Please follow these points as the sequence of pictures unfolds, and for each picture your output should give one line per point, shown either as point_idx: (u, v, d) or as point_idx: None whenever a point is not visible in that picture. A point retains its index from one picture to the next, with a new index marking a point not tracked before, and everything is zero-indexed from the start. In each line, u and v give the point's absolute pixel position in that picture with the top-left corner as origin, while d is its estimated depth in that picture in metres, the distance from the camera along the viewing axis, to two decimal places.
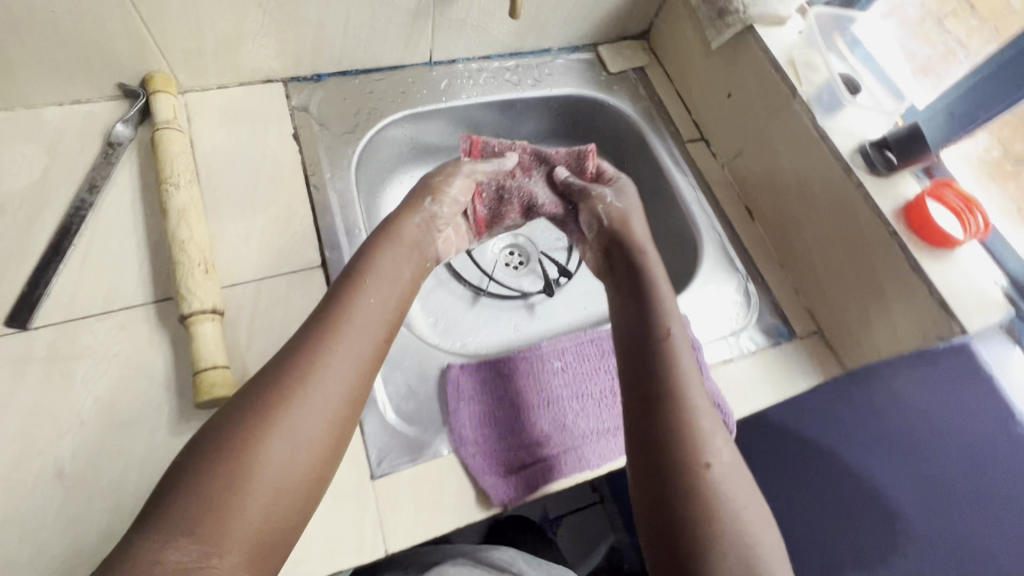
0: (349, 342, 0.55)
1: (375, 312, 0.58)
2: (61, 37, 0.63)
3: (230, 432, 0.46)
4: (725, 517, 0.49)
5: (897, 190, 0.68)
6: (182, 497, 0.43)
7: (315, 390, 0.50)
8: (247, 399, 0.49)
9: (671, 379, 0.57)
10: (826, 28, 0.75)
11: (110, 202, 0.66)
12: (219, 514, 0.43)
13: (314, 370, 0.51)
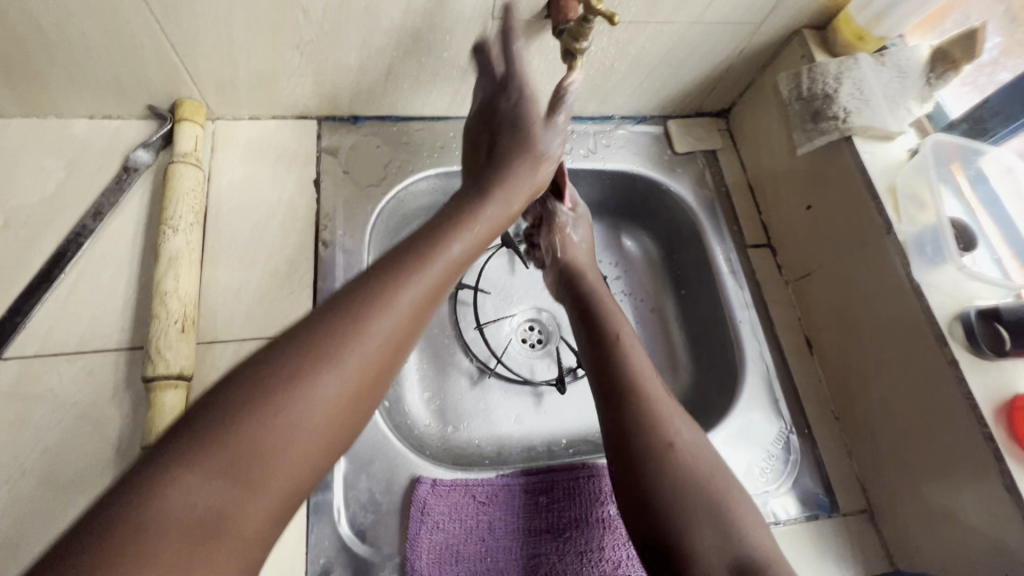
0: (406, 305, 0.43)
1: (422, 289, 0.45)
2: (90, 59, 0.60)
3: (231, 399, 0.35)
4: (700, 500, 0.47)
5: (999, 379, 0.55)
6: (134, 496, 0.31)
7: (353, 367, 0.39)
8: (292, 349, 0.38)
9: (625, 375, 0.56)
10: (945, 157, 0.62)
11: (113, 231, 0.63)
12: (169, 547, 0.31)
13: (351, 349, 0.39)
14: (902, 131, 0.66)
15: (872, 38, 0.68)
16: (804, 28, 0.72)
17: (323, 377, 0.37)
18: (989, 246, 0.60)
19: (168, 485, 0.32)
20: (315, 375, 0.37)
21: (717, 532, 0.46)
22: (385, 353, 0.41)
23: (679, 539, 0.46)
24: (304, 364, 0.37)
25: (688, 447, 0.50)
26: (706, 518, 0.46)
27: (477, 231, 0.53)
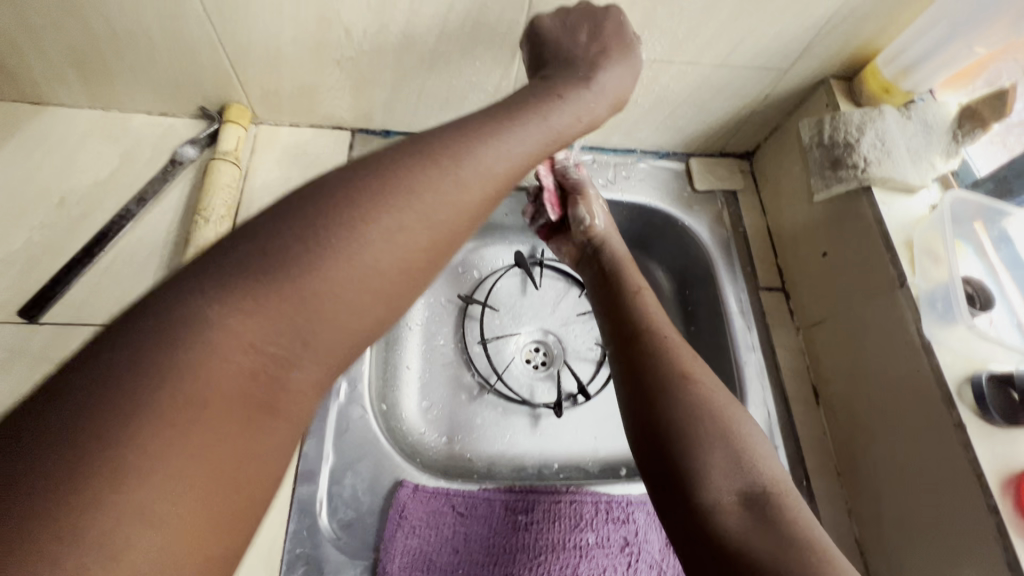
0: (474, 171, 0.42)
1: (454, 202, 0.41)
2: (154, 60, 0.66)
3: (281, 230, 0.34)
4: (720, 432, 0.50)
5: (1009, 449, 0.52)
6: (141, 355, 0.29)
7: (412, 215, 0.38)
8: (355, 180, 0.37)
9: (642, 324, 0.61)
10: (966, 215, 0.61)
11: (153, 217, 0.69)
12: (143, 427, 0.27)
13: (414, 198, 0.38)
14: (925, 185, 0.65)
15: (899, 91, 0.68)
16: (831, 78, 0.73)
17: (376, 224, 0.36)
18: (1009, 307, 0.57)
19: (160, 371, 0.29)
20: (318, 287, 0.34)
21: (725, 461, 0.49)
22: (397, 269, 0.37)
23: (688, 463, 0.49)
24: (319, 255, 0.34)
25: (703, 387, 0.54)
26: (714, 447, 0.49)
27: (550, 122, 0.50)
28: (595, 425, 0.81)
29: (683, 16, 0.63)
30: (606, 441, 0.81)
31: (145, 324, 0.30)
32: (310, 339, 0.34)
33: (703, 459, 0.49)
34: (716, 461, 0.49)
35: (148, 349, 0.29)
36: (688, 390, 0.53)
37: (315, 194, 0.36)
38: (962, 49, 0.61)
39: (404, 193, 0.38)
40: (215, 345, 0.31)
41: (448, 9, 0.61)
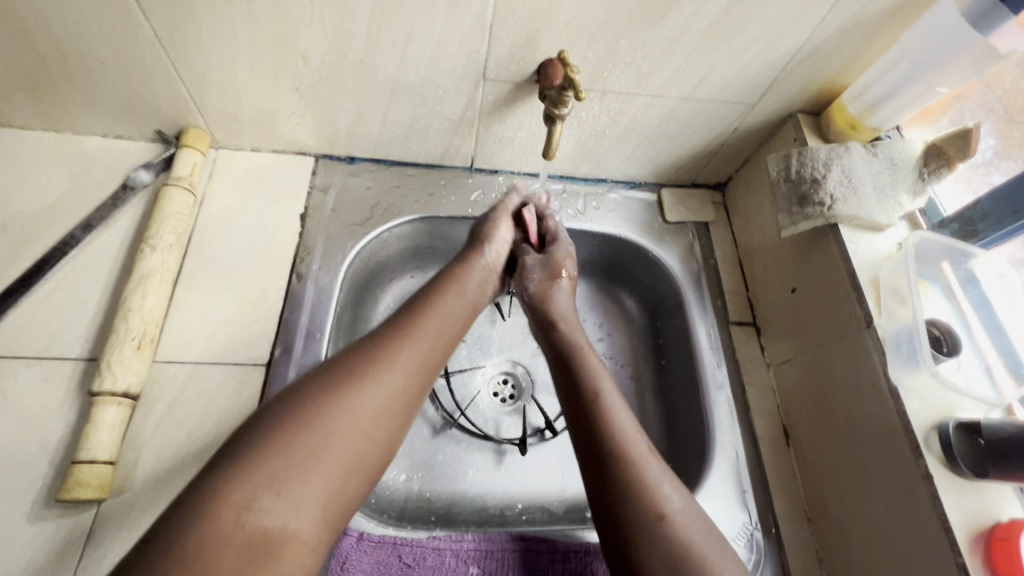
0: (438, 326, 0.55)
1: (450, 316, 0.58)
2: (107, 84, 0.64)
3: (295, 404, 0.44)
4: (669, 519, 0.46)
5: (977, 501, 0.50)
6: (224, 479, 0.38)
7: (399, 370, 0.49)
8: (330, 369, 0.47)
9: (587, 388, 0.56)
10: (933, 256, 0.59)
11: (100, 244, 0.66)
12: (239, 503, 0.38)
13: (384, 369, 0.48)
14: (892, 224, 0.64)
15: (865, 127, 0.67)
16: (799, 112, 0.72)
17: (367, 388, 0.46)
18: (978, 352, 0.56)
19: (247, 480, 0.39)
20: (377, 372, 0.48)
21: (676, 507, 0.47)
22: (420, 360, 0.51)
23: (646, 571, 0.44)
24: (328, 412, 0.44)
25: (634, 438, 0.52)
26: (654, 493, 0.48)
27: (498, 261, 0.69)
28: (562, 462, 0.78)
29: (647, 49, 0.62)
30: (573, 480, 0.77)
31: (237, 455, 0.40)
32: (377, 398, 0.46)
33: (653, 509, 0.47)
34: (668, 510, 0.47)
35: (225, 477, 0.39)
36: (620, 440, 0.51)
37: (324, 370, 0.47)
38: (926, 88, 0.61)
39: (386, 360, 0.49)
40: (267, 471, 0.39)
41: (407, 39, 0.60)
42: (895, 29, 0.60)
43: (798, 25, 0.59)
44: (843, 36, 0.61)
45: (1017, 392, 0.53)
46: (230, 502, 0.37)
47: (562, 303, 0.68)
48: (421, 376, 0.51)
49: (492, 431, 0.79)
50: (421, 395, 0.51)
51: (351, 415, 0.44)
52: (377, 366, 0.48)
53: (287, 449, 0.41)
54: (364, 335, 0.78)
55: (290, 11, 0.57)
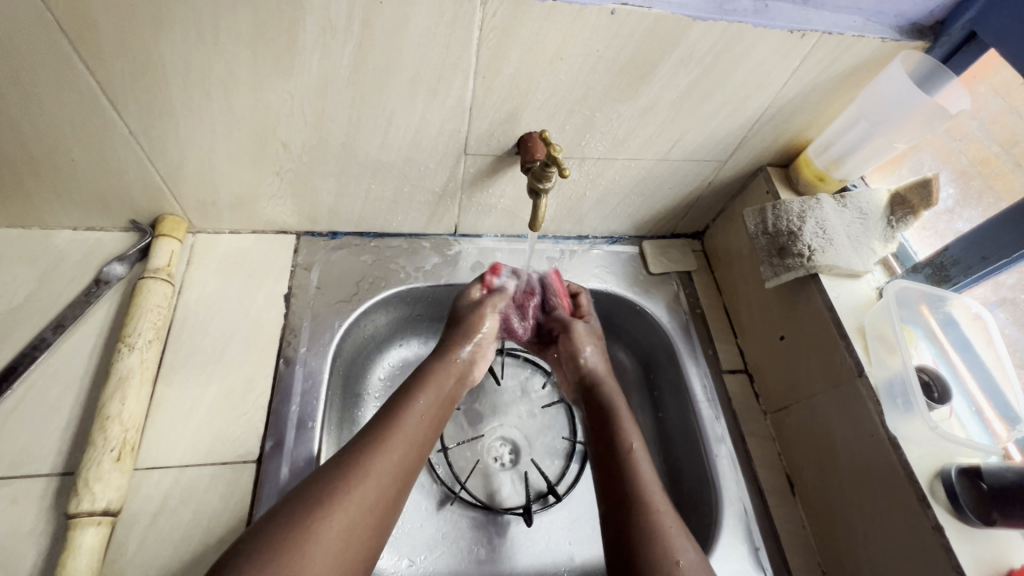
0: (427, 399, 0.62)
1: (431, 412, 0.62)
2: (78, 180, 0.63)
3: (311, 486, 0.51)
4: None
5: (989, 549, 0.51)
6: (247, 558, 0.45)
7: (400, 441, 0.57)
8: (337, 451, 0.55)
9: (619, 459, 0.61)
10: (912, 302, 0.61)
11: (72, 345, 0.63)
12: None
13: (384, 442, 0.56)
14: (869, 270, 0.66)
15: (832, 179, 0.70)
16: (768, 165, 0.75)
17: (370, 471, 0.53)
18: (966, 395, 0.58)
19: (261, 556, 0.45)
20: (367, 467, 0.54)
21: (688, 557, 0.53)
22: (407, 448, 0.57)
23: None
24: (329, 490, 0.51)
25: (654, 487, 0.58)
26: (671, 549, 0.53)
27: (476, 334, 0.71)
28: (568, 528, 0.76)
29: (622, 119, 0.64)
30: (582, 546, 0.75)
31: (264, 536, 0.47)
32: (398, 451, 0.56)
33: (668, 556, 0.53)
34: (672, 532, 0.54)
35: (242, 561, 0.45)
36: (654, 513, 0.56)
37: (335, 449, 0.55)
38: (885, 143, 0.64)
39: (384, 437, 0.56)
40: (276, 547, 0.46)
41: (388, 123, 0.61)
42: (851, 90, 0.64)
43: (762, 91, 0.63)
44: (803, 99, 0.64)
45: (1009, 434, 0.54)
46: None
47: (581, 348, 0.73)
48: (425, 437, 0.60)
49: (493, 501, 0.77)
50: (416, 465, 0.57)
51: (383, 459, 0.54)
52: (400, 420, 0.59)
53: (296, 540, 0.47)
54: (356, 413, 0.76)
55: (269, 104, 0.57)
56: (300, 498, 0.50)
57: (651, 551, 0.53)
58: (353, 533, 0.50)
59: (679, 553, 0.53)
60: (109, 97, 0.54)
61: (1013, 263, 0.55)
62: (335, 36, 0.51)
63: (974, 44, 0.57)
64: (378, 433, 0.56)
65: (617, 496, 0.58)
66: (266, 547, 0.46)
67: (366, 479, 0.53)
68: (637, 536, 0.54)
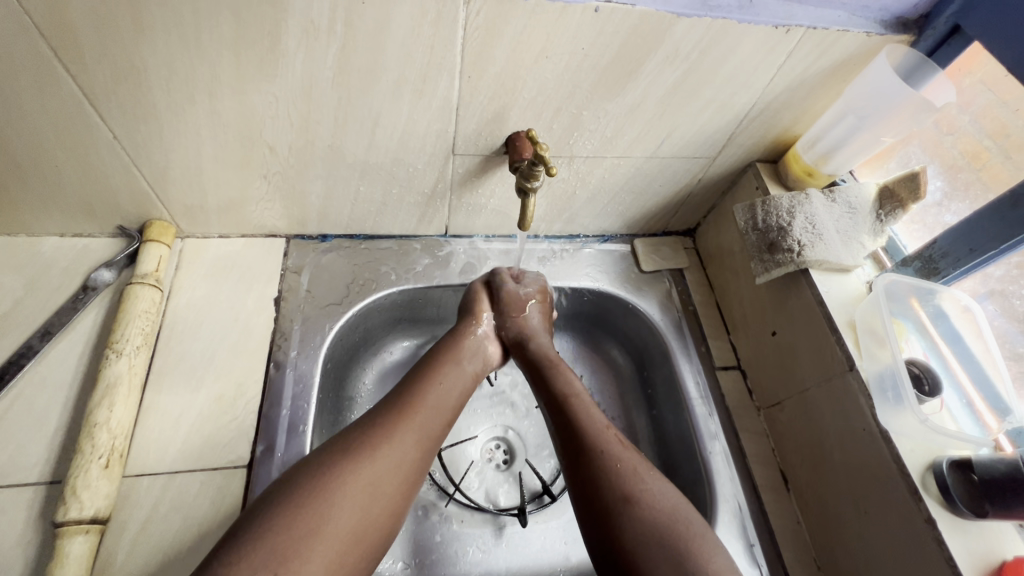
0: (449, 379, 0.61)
1: (450, 394, 0.60)
2: (63, 186, 0.62)
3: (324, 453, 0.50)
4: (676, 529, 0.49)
5: (982, 542, 0.51)
6: (260, 521, 0.44)
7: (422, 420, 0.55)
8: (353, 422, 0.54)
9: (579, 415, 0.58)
10: (901, 295, 0.62)
11: (59, 353, 0.62)
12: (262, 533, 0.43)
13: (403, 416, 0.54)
14: (858, 265, 0.67)
15: (821, 174, 0.70)
16: (757, 161, 0.75)
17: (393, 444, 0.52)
18: (957, 387, 0.58)
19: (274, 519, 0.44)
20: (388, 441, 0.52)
21: (643, 490, 0.51)
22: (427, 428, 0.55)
23: None
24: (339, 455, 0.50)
25: (601, 425, 0.57)
26: (626, 482, 0.51)
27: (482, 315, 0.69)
28: (564, 528, 0.75)
29: (609, 117, 0.64)
30: (578, 546, 0.74)
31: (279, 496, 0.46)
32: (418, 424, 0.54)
33: (625, 488, 0.51)
34: (631, 467, 0.53)
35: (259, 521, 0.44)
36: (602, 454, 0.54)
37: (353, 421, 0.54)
38: (872, 138, 0.64)
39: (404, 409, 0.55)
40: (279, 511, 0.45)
41: (374, 124, 0.60)
42: (838, 85, 0.64)
43: (749, 87, 0.63)
44: (790, 94, 0.64)
45: (1000, 426, 0.54)
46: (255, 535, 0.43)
47: (540, 330, 0.71)
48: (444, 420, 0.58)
49: (488, 502, 0.76)
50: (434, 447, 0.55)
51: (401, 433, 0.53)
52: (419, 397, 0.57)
53: (301, 503, 0.45)
54: (348, 416, 0.75)
55: (254, 106, 0.56)
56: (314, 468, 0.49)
57: (606, 487, 0.51)
58: (371, 509, 0.48)
59: (635, 489, 0.51)
60: (91, 102, 0.53)
61: (1001, 254, 0.55)
62: (318, 37, 0.50)
63: (959, 37, 0.57)
64: (387, 428, 0.53)
65: (568, 446, 0.56)
66: (276, 526, 0.44)
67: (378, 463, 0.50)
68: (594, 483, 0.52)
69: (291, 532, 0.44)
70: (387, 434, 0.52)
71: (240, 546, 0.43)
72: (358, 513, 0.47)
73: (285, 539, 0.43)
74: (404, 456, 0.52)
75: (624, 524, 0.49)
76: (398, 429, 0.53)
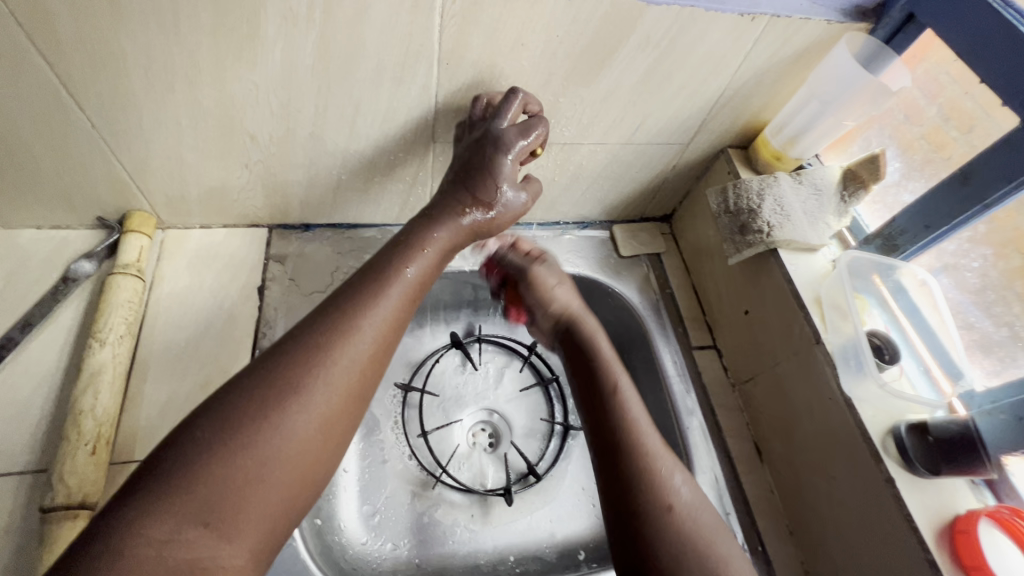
0: (414, 267, 0.56)
1: (415, 282, 0.55)
2: (40, 177, 0.62)
3: (280, 359, 0.46)
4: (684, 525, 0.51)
5: (937, 498, 0.54)
6: (207, 435, 0.41)
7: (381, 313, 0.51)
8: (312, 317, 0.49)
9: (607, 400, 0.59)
10: (864, 271, 0.65)
11: (41, 344, 0.62)
12: (209, 441, 0.41)
13: (363, 311, 0.50)
14: (824, 244, 0.70)
15: (788, 158, 0.73)
16: (728, 147, 0.78)
17: (353, 341, 0.48)
18: (915, 356, 0.62)
19: (222, 427, 0.42)
20: (344, 340, 0.48)
21: (684, 500, 0.52)
22: (390, 325, 0.52)
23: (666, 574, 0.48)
24: (290, 361, 0.46)
25: (647, 432, 0.56)
26: (666, 489, 0.52)
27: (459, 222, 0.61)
28: (549, 507, 0.77)
29: (585, 104, 0.66)
30: (563, 523, 0.76)
31: (228, 404, 0.43)
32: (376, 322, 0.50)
33: (666, 501, 0.52)
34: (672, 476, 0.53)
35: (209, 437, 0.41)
36: (639, 442, 0.55)
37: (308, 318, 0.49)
38: (836, 123, 0.67)
39: (359, 305, 0.51)
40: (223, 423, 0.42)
41: (354, 112, 0.61)
42: (802, 72, 0.67)
43: (718, 75, 0.65)
44: (758, 80, 0.67)
45: (953, 389, 0.58)
46: (199, 443, 0.41)
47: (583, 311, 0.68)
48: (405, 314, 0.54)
49: (475, 484, 0.78)
50: (396, 339, 0.52)
51: (359, 330, 0.49)
52: (377, 289, 0.52)
53: (255, 411, 0.43)
54: None
55: (234, 94, 0.57)
56: (266, 373, 0.45)
57: (644, 495, 0.52)
58: (331, 411, 0.46)
59: (674, 499, 0.52)
60: (69, 90, 0.53)
61: (953, 230, 0.59)
62: (296, 24, 0.51)
63: (913, 25, 0.60)
64: (341, 326, 0.49)
65: (603, 441, 0.56)
66: (223, 432, 0.41)
67: (334, 366, 0.47)
68: (632, 482, 0.53)
69: (241, 438, 0.42)
70: (331, 347, 0.47)
71: (159, 469, 0.40)
72: (318, 417, 0.45)
73: (213, 467, 0.40)
74: (347, 373, 0.47)
75: (661, 531, 0.50)
76: (339, 345, 0.48)
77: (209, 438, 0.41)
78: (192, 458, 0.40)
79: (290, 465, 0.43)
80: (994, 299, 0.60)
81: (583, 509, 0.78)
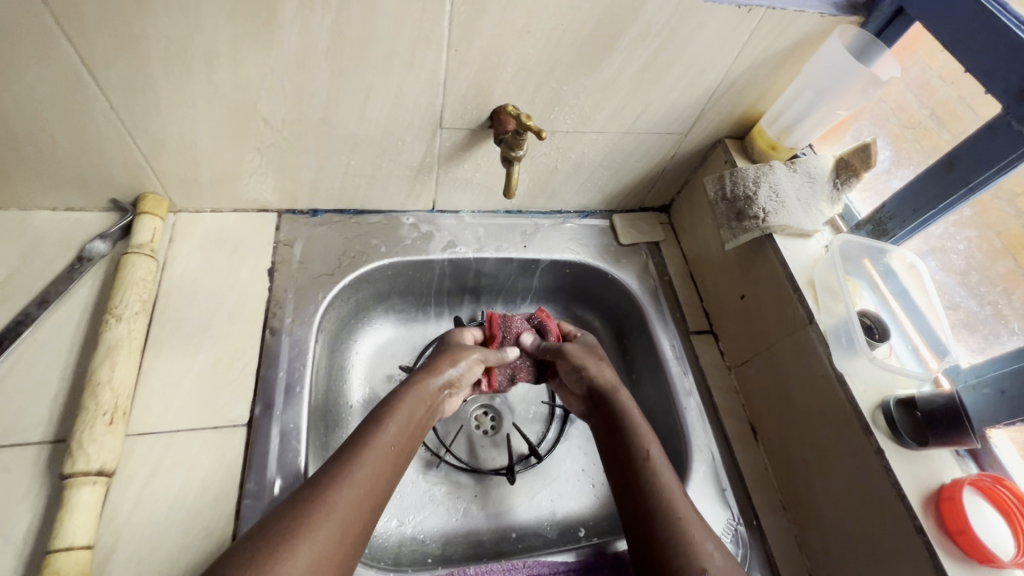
0: (418, 393, 0.64)
1: (417, 418, 0.62)
2: (58, 158, 0.63)
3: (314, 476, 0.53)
4: None
5: (925, 468, 0.57)
6: (255, 541, 0.46)
7: (393, 430, 0.59)
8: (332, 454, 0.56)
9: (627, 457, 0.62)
10: (855, 255, 0.68)
11: (57, 321, 0.64)
12: (254, 546, 0.45)
13: (377, 432, 0.58)
14: (818, 230, 0.72)
15: (783, 147, 0.75)
16: (726, 137, 0.81)
17: (372, 448, 0.56)
18: (904, 335, 0.64)
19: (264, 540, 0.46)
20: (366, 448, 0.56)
21: (718, 563, 0.53)
22: (401, 435, 0.59)
23: None
24: (323, 469, 0.53)
25: (675, 493, 0.58)
26: (698, 552, 0.53)
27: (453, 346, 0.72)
28: (550, 486, 0.79)
29: (588, 92, 0.68)
30: (564, 502, 0.78)
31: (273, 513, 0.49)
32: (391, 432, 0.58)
33: (698, 563, 0.52)
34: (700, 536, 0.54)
35: (256, 541, 0.46)
36: (664, 500, 0.57)
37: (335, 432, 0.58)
38: (829, 112, 0.69)
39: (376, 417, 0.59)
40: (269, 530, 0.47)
41: (365, 97, 0.63)
42: (796, 63, 0.69)
43: (716, 65, 0.67)
44: (755, 71, 0.69)
45: (939, 364, 0.60)
46: (250, 548, 0.45)
47: (590, 362, 0.71)
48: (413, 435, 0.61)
49: (479, 464, 0.79)
50: (402, 464, 0.58)
51: (377, 440, 0.57)
52: (390, 411, 0.60)
53: (293, 521, 0.48)
54: (341, 386, 0.78)
55: (250, 77, 0.59)
56: (303, 485, 0.52)
57: (677, 560, 0.53)
58: (350, 522, 0.50)
59: (706, 563, 0.53)
60: (90, 71, 0.55)
61: (940, 214, 0.62)
62: (313, 9, 0.53)
63: (902, 18, 0.63)
64: (364, 436, 0.57)
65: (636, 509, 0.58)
66: (266, 539, 0.46)
67: (360, 471, 0.53)
68: (666, 545, 0.54)
69: (278, 546, 0.45)
70: (367, 447, 0.56)
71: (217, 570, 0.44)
72: (338, 531, 0.49)
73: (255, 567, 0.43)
74: (377, 468, 0.55)
75: None
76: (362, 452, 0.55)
77: (255, 546, 0.45)
78: (245, 557, 0.44)
79: (328, 560, 0.47)
80: (978, 279, 0.63)
81: (584, 489, 0.80)
